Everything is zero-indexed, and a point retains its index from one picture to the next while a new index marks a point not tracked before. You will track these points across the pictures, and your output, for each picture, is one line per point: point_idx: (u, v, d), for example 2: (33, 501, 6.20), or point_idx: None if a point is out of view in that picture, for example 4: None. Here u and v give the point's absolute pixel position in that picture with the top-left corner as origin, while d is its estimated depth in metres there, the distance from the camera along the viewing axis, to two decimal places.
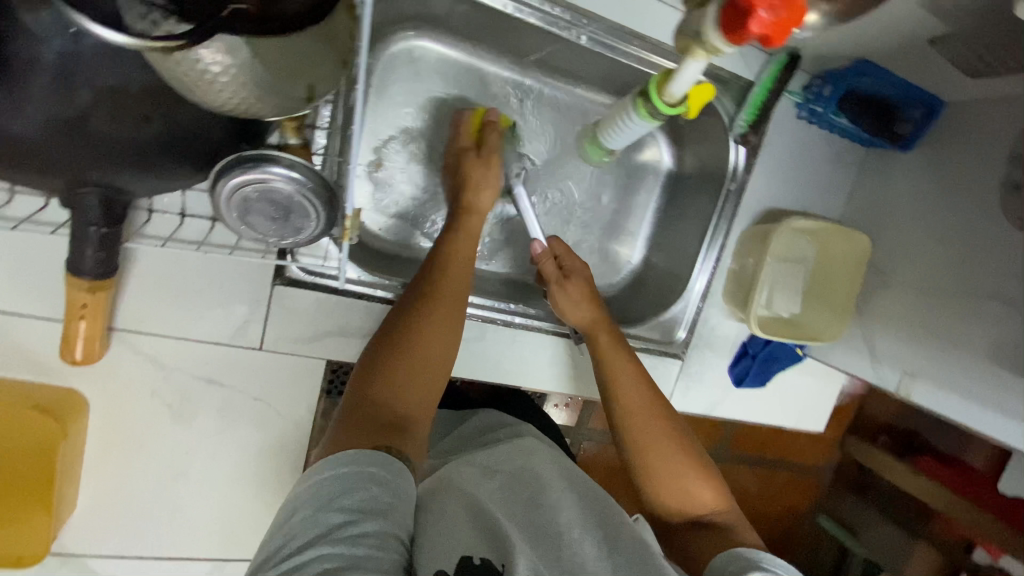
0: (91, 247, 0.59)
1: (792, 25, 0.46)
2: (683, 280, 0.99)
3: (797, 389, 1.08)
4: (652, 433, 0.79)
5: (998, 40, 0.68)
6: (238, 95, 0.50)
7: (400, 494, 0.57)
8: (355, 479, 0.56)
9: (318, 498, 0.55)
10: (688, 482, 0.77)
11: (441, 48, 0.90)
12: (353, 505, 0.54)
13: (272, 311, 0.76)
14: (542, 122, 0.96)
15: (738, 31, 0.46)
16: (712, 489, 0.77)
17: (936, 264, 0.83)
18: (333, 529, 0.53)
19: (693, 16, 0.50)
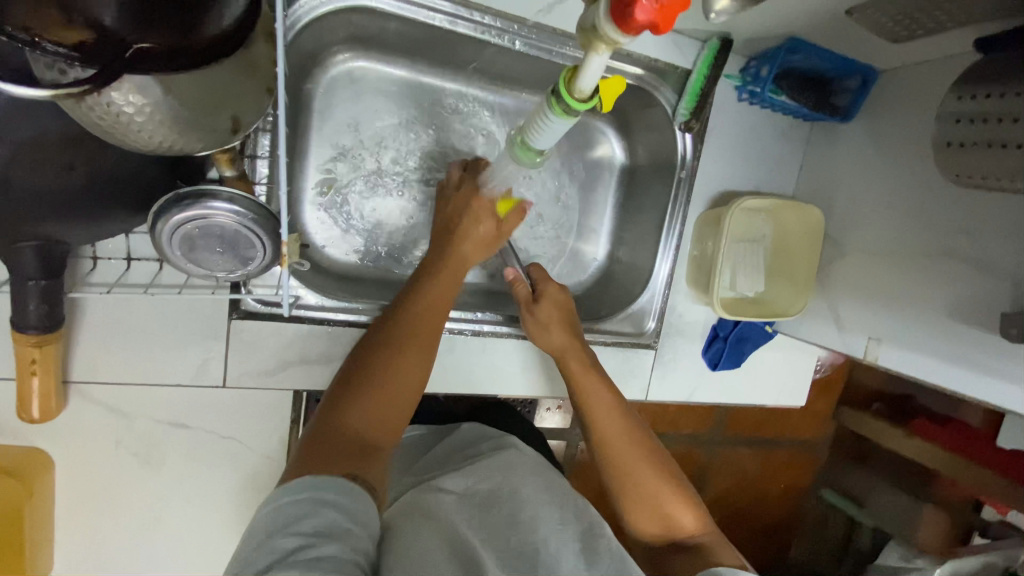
0: (32, 300, 0.57)
1: (678, 9, 0.47)
2: (647, 271, 1.00)
3: (774, 366, 1.09)
4: (630, 455, 0.81)
5: (911, 6, 0.69)
6: (162, 133, 0.50)
7: (359, 520, 0.57)
8: (312, 504, 0.55)
9: (274, 522, 0.54)
10: (665, 508, 0.80)
11: (382, 67, 0.90)
12: (310, 530, 0.54)
13: (231, 346, 0.75)
14: (490, 130, 0.97)
15: (626, 20, 0.47)
16: (691, 512, 0.80)
17: (887, 228, 0.84)
18: (289, 554, 0.51)
19: (588, 11, 0.51)
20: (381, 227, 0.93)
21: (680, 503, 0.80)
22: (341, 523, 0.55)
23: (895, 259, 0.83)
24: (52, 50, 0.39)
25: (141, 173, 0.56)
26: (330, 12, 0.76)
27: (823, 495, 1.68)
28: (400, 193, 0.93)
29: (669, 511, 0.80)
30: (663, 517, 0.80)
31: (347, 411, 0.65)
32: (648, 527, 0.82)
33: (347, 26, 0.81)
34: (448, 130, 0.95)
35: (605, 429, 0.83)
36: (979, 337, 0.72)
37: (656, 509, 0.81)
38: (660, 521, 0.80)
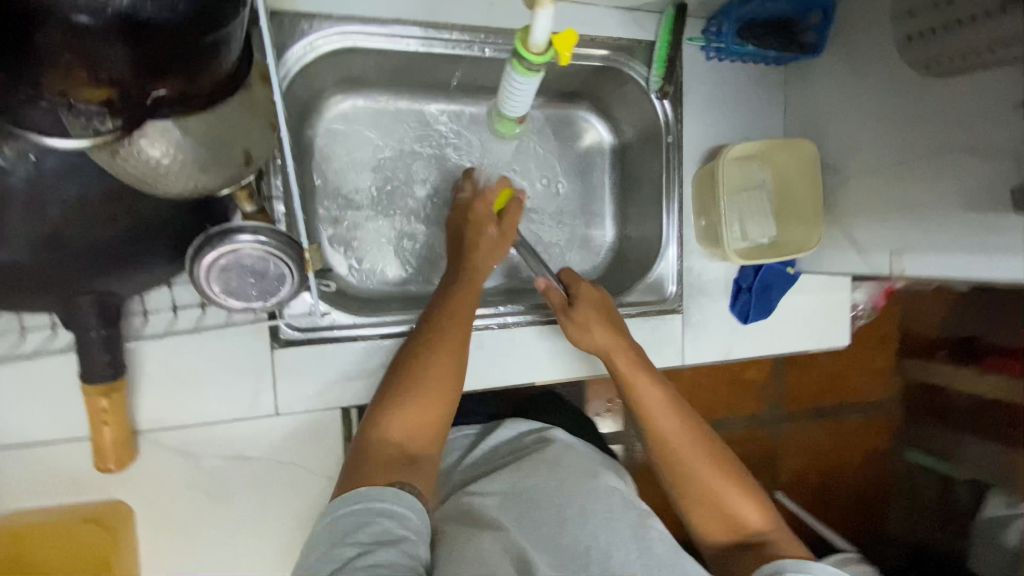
0: (97, 351, 0.63)
1: None
2: (657, 239, 1.02)
3: (806, 310, 1.08)
4: (687, 449, 0.80)
5: None
6: (185, 170, 0.56)
7: (410, 523, 0.61)
8: (372, 513, 0.60)
9: (334, 534, 0.59)
10: (730, 508, 0.79)
11: (371, 102, 0.98)
12: (365, 539, 0.58)
13: (278, 375, 0.80)
14: (481, 139, 1.04)
15: None
16: (757, 510, 0.79)
17: (883, 141, 0.85)
18: (351, 561, 0.56)
19: None
20: (395, 248, 1.00)
21: (740, 495, 0.79)
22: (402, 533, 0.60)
23: (896, 169, 0.83)
24: (86, 105, 0.46)
25: (173, 219, 0.63)
26: (315, 58, 0.84)
27: (908, 456, 1.59)
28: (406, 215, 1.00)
29: (729, 507, 0.79)
30: (726, 515, 0.79)
31: (383, 431, 0.68)
32: (712, 530, 0.80)
33: (333, 70, 0.89)
34: (440, 149, 1.02)
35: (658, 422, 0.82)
36: (1000, 219, 0.70)
37: (721, 511, 0.79)
38: (721, 519, 0.79)
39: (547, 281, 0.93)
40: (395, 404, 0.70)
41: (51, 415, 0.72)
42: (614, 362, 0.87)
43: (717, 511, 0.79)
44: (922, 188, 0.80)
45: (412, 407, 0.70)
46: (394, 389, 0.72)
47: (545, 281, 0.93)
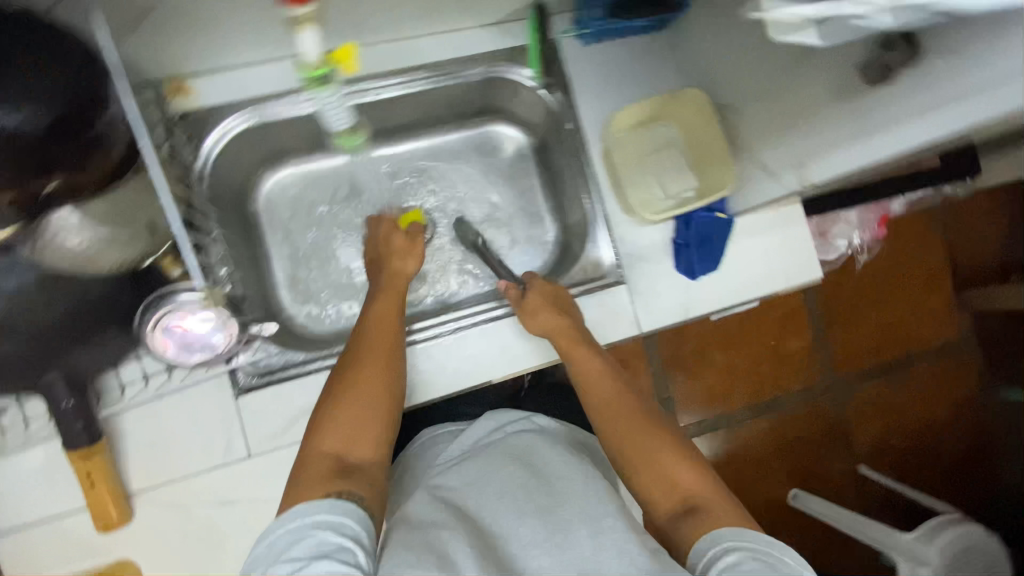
0: (70, 420, 0.74)
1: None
2: (586, 219, 1.06)
3: (761, 252, 1.06)
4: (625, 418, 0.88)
5: None
6: (104, 248, 0.68)
7: (346, 532, 0.66)
8: (307, 530, 0.65)
9: (272, 553, 0.64)
10: (667, 468, 0.83)
11: (299, 166, 1.10)
12: (299, 554, 0.62)
13: (244, 419, 0.88)
14: (405, 174, 1.15)
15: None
16: (692, 471, 0.83)
17: (755, 64, 0.85)
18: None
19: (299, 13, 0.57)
20: (351, 290, 1.09)
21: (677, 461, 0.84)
22: (335, 543, 0.63)
23: (773, 87, 0.83)
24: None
25: (110, 294, 0.74)
26: (232, 140, 0.95)
27: None
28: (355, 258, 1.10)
29: (670, 471, 0.84)
30: (664, 476, 0.84)
31: (321, 442, 0.75)
32: (654, 492, 0.84)
33: (253, 149, 1.01)
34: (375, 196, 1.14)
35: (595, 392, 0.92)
36: (866, 100, 0.68)
37: (660, 471, 0.84)
38: (663, 486, 0.83)
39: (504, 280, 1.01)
40: (328, 415, 0.77)
41: (56, 491, 0.82)
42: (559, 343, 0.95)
43: (655, 472, 0.84)
44: (798, 99, 0.80)
45: (344, 416, 0.77)
46: (324, 402, 0.79)
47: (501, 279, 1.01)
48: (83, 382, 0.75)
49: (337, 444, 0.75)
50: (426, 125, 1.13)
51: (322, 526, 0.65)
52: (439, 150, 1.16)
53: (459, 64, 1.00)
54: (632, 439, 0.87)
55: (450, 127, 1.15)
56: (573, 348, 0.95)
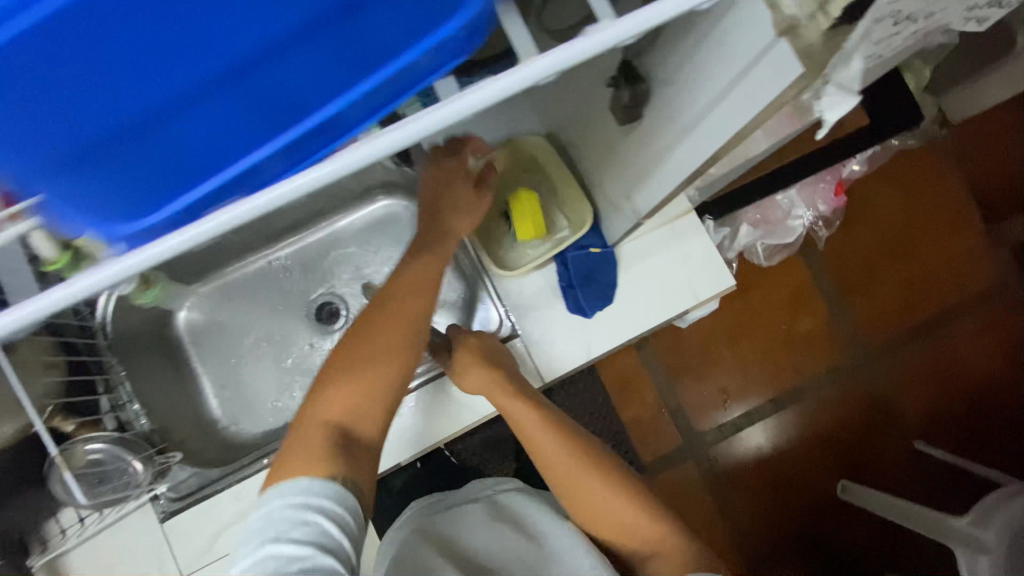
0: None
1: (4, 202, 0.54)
2: (471, 279, 1.07)
3: (656, 272, 0.99)
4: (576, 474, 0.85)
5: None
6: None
7: (344, 527, 0.67)
8: (311, 512, 0.65)
9: (279, 524, 0.63)
10: (622, 517, 0.84)
11: (202, 286, 1.16)
12: (302, 538, 0.62)
13: (172, 543, 0.95)
14: (304, 269, 1.18)
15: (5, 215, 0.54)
16: (646, 519, 0.84)
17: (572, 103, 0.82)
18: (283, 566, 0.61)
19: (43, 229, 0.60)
20: (276, 393, 1.13)
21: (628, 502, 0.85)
22: (334, 537, 0.64)
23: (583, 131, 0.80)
24: None
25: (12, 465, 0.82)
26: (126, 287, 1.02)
27: None
28: (273, 360, 1.14)
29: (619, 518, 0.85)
30: (620, 524, 0.84)
31: (327, 405, 0.76)
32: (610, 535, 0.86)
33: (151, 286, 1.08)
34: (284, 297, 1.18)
35: (540, 448, 0.87)
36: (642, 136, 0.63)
37: (617, 519, 0.84)
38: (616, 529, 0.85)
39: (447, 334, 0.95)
40: (337, 387, 0.76)
41: None
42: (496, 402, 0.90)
43: (611, 522, 0.84)
44: (608, 87, 0.76)
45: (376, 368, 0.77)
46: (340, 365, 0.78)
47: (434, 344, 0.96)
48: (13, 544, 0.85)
49: (336, 415, 0.76)
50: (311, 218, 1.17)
51: (324, 514, 0.65)
52: (333, 238, 1.18)
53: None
54: (585, 493, 0.85)
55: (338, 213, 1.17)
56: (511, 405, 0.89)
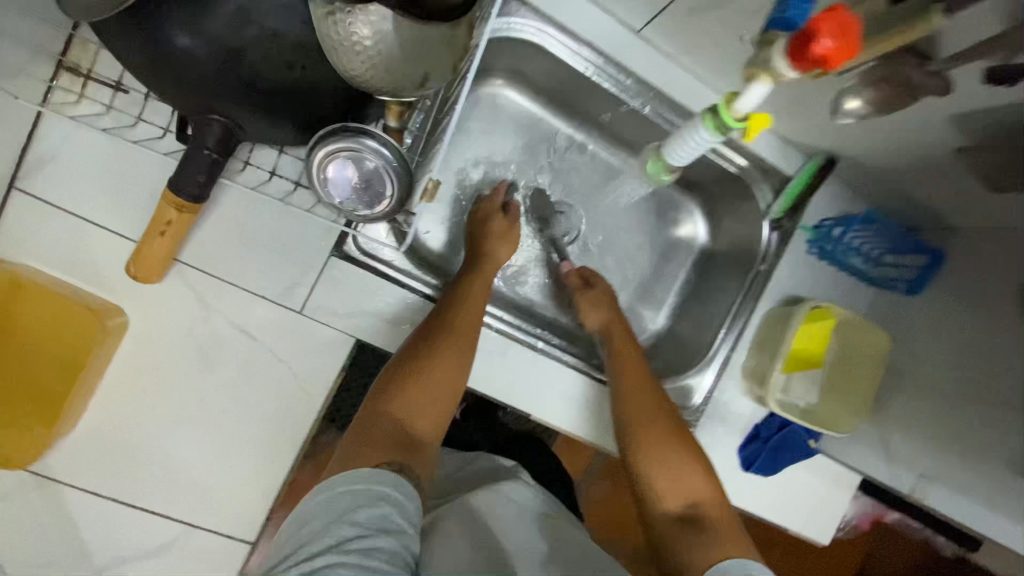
0: (197, 171, 0.65)
1: (848, 53, 0.52)
2: (702, 348, 1.03)
3: (805, 488, 1.05)
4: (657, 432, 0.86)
5: (965, 180, 0.80)
6: (385, 80, 0.62)
7: (402, 507, 0.67)
8: (367, 499, 0.65)
9: (329, 512, 0.64)
10: (681, 472, 0.83)
11: (519, 99, 1.04)
12: (362, 521, 0.63)
13: (321, 279, 0.81)
14: (593, 179, 1.09)
15: (804, 54, 0.52)
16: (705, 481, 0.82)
17: (954, 372, 0.85)
18: (343, 542, 0.61)
19: (761, 53, 0.57)
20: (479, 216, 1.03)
21: (696, 471, 0.83)
22: (390, 520, 0.65)
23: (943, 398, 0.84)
24: None
25: (333, 94, 0.65)
26: (496, 39, 0.89)
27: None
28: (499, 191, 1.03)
29: (677, 474, 0.83)
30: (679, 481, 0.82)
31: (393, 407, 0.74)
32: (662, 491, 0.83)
33: (509, 56, 0.95)
34: (550, 157, 1.07)
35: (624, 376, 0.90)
36: None
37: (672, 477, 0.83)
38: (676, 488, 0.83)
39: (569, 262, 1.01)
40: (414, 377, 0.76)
41: (130, 208, 0.74)
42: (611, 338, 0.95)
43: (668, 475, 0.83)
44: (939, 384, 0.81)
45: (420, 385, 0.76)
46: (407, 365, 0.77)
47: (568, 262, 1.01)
48: (235, 144, 0.66)
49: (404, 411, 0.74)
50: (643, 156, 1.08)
51: (382, 498, 0.66)
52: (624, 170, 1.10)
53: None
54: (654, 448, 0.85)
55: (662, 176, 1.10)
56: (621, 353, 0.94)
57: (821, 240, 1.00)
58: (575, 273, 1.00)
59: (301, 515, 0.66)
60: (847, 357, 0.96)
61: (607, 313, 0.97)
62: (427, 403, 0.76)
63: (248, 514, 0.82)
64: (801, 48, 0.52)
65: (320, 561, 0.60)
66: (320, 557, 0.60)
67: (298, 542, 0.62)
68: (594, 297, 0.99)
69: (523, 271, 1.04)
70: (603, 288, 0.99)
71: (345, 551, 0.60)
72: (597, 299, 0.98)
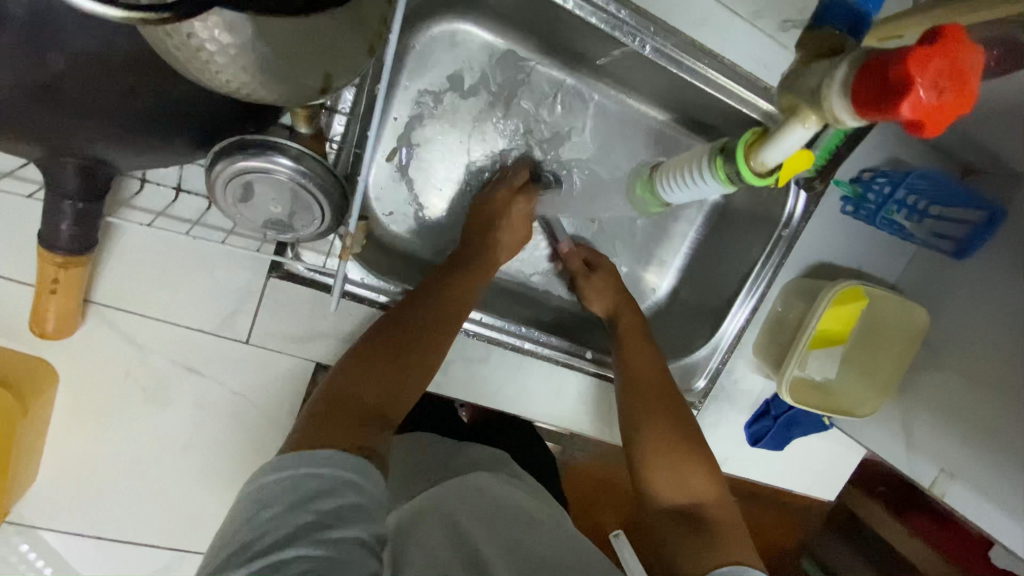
0: (67, 221, 0.53)
1: (953, 113, 0.37)
2: (712, 325, 0.92)
3: (815, 456, 1.00)
4: (663, 415, 0.72)
5: None
6: (267, 96, 0.45)
7: (376, 492, 0.48)
8: (334, 470, 0.46)
9: (290, 492, 0.44)
10: (682, 464, 0.68)
11: (486, 35, 0.82)
12: (330, 507, 0.44)
13: (263, 304, 0.71)
14: (585, 129, 0.89)
15: (879, 105, 0.37)
16: (708, 478, 0.68)
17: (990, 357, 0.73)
18: (309, 529, 0.42)
19: (809, 75, 0.44)
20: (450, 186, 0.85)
21: (704, 465, 0.68)
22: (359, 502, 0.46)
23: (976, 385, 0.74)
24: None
25: (213, 107, 0.50)
26: None
27: None
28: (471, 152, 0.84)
29: (678, 467, 0.68)
30: (676, 473, 0.68)
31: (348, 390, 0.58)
32: (658, 481, 0.68)
33: None
34: (533, 105, 0.86)
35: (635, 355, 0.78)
36: None
37: (670, 468, 0.68)
38: (673, 479, 0.68)
39: (567, 242, 0.86)
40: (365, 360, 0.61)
41: (20, 250, 0.62)
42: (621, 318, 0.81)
43: (667, 464, 0.68)
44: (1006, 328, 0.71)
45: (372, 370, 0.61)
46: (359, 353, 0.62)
47: (563, 241, 0.86)
48: (106, 180, 0.53)
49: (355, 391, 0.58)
50: (644, 96, 0.87)
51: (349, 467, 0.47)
52: (626, 114, 0.89)
53: (721, 62, 0.76)
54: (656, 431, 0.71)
55: (669, 120, 0.90)
56: (632, 331, 0.80)
57: (862, 196, 0.85)
58: (577, 254, 0.86)
59: (248, 499, 0.45)
60: (878, 332, 0.86)
61: (613, 298, 0.83)
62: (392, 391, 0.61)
63: None
64: (880, 98, 0.37)
65: (285, 559, 0.41)
66: (285, 552, 0.41)
67: (251, 535, 0.42)
68: (595, 285, 0.84)
69: (510, 253, 0.88)
70: (607, 270, 0.85)
71: (319, 543, 0.42)
72: (601, 286, 0.83)
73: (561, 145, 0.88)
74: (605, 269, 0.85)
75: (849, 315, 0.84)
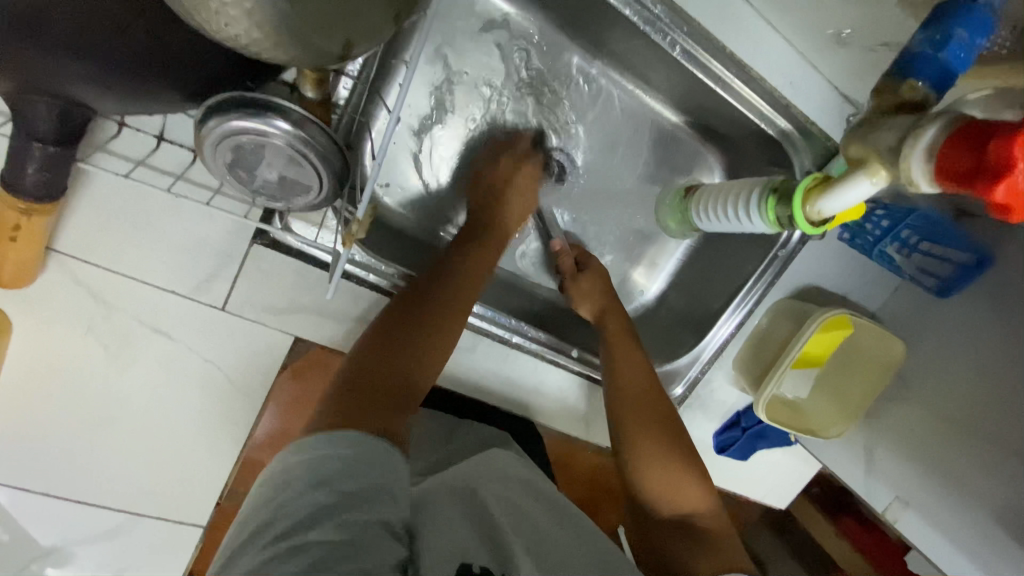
0: (33, 165, 0.47)
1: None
2: (697, 335, 0.92)
3: (774, 467, 1.03)
4: (651, 425, 0.72)
5: None
6: (280, 58, 0.40)
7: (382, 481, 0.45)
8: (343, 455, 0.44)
9: (297, 472, 0.42)
10: (674, 474, 0.69)
11: (508, 10, 0.77)
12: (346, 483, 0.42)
13: (245, 270, 0.66)
14: (597, 121, 0.85)
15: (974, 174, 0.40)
16: (700, 487, 0.68)
17: (956, 395, 0.76)
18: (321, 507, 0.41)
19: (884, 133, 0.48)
20: (453, 169, 0.81)
21: (693, 475, 0.69)
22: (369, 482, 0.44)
23: (940, 421, 0.77)
24: None
25: (213, 57, 0.45)
26: None
27: None
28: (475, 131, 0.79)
29: (670, 478, 0.68)
30: (668, 483, 0.68)
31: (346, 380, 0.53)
32: (652, 491, 0.69)
33: None
34: (549, 91, 0.82)
35: (619, 365, 0.77)
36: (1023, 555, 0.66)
37: (663, 480, 0.69)
38: (666, 489, 0.68)
39: (562, 242, 0.83)
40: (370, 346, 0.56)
41: None
42: (607, 324, 0.80)
43: (659, 475, 0.69)
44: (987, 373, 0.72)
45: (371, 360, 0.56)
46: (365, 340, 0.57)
47: (559, 240, 0.83)
48: (83, 123, 0.47)
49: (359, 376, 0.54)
50: (661, 95, 0.84)
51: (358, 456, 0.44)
52: (641, 112, 0.86)
53: (747, 73, 0.74)
54: (645, 441, 0.71)
55: (682, 123, 0.87)
56: (618, 337, 0.79)
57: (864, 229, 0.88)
58: (568, 252, 0.83)
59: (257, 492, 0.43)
60: (851, 360, 0.89)
61: (600, 300, 0.82)
62: (417, 367, 0.57)
63: (191, 505, 0.76)
64: (974, 168, 0.40)
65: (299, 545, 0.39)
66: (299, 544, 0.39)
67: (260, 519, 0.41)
68: (584, 285, 0.82)
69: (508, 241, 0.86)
70: (595, 267, 0.83)
71: (338, 527, 0.40)
72: (587, 289, 0.82)
73: (569, 135, 0.85)
74: (594, 268, 0.83)
75: (829, 340, 0.86)
